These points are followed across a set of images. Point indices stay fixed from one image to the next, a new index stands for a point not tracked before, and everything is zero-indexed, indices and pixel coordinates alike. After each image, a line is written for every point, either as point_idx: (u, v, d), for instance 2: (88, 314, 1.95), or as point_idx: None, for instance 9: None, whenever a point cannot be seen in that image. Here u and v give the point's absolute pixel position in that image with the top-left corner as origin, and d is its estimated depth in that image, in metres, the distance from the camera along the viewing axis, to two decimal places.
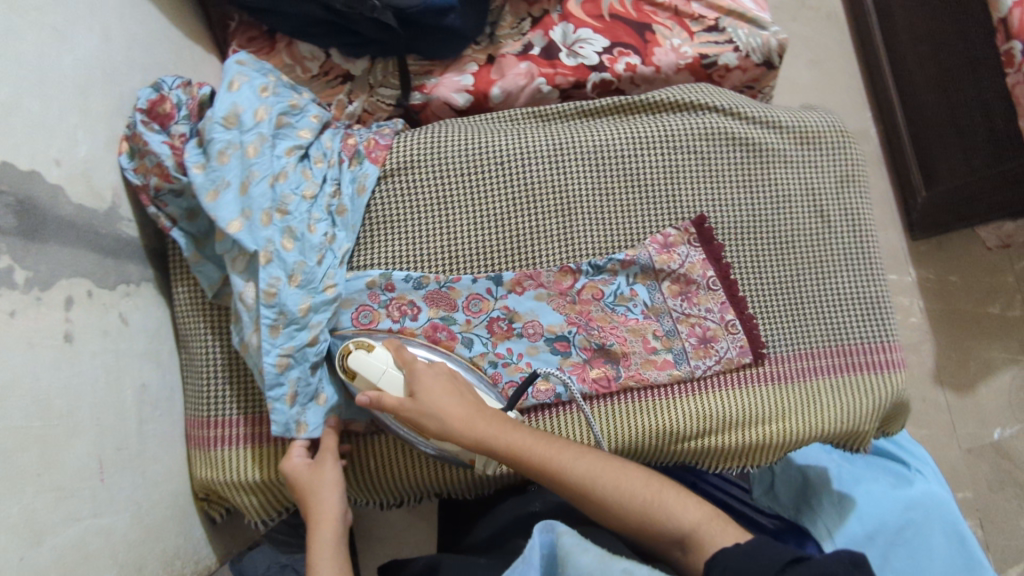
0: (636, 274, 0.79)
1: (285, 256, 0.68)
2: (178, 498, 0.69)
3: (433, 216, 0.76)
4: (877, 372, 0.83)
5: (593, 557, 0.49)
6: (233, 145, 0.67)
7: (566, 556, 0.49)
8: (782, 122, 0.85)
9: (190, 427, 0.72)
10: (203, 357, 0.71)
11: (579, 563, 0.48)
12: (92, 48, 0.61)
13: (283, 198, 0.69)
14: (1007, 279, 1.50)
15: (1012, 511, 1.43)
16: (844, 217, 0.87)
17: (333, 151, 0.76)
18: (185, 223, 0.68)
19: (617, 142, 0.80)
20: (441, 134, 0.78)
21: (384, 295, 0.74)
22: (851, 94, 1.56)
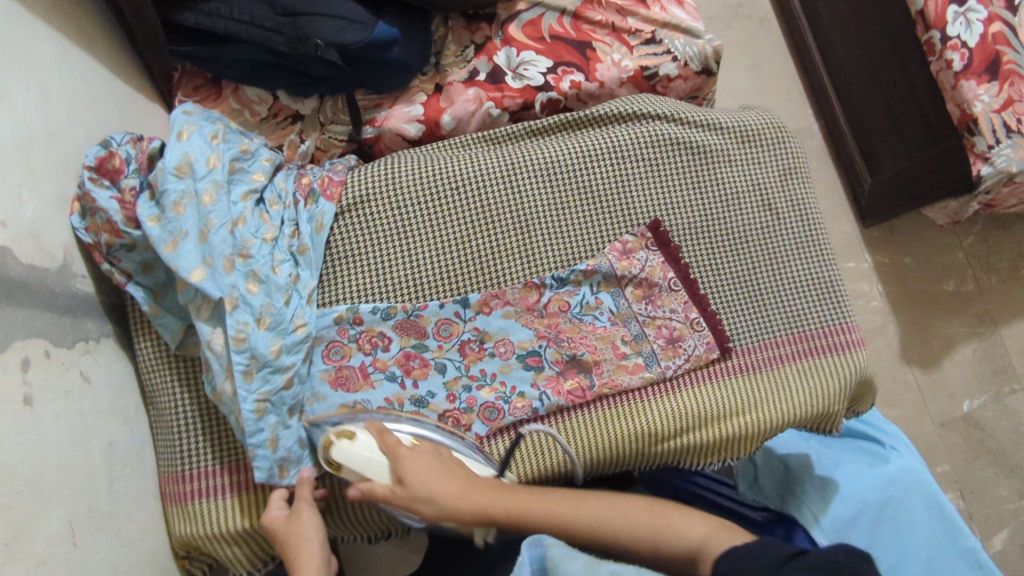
0: (599, 283, 0.81)
1: (251, 300, 0.67)
2: (155, 558, 0.67)
3: (393, 244, 0.77)
4: (840, 354, 0.86)
5: (581, 565, 0.53)
6: (188, 194, 0.66)
7: (556, 565, 0.54)
8: (723, 123, 0.88)
9: (164, 482, 0.70)
10: (171, 410, 0.70)
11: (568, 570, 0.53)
12: (33, 108, 0.61)
13: (244, 241, 0.68)
14: (956, 256, 1.56)
15: (989, 479, 1.47)
16: (792, 208, 0.90)
17: (287, 192, 0.76)
18: (140, 277, 0.68)
19: (567, 157, 0.82)
20: (394, 164, 0.79)
21: (353, 329, 0.74)
22: (790, 93, 1.62)
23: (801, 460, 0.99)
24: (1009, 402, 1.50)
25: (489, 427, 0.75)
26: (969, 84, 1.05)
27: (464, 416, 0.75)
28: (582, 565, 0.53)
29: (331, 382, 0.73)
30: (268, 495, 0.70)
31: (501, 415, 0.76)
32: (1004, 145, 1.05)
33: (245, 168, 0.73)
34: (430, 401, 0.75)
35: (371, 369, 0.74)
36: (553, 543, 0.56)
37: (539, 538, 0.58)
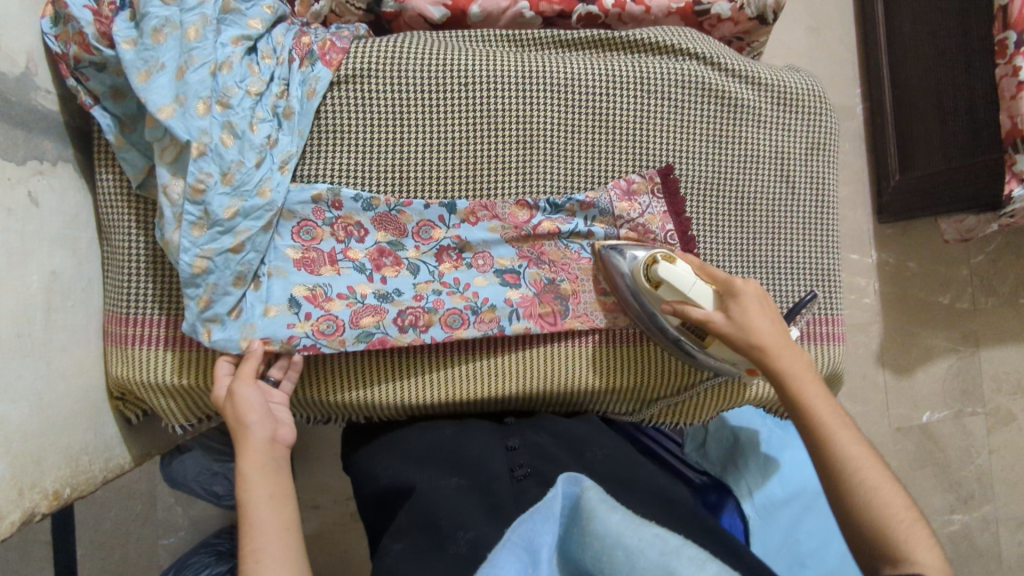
0: (594, 218, 0.77)
1: (223, 152, 0.62)
2: (89, 393, 0.68)
3: (386, 131, 0.72)
4: (817, 343, 0.84)
5: (622, 517, 0.44)
6: (172, 23, 0.61)
7: (589, 511, 0.45)
8: (764, 79, 0.82)
9: (107, 321, 0.69)
10: (125, 251, 0.67)
11: (606, 520, 0.44)
12: None
13: (225, 89, 0.63)
14: (961, 271, 1.53)
15: (926, 489, 1.50)
16: (810, 185, 0.85)
17: (283, 47, 0.70)
18: (109, 102, 0.63)
19: (589, 77, 0.76)
20: (405, 42, 0.73)
21: (329, 213, 0.70)
22: (843, 66, 1.52)
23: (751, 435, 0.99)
24: (967, 423, 1.52)
25: (447, 334, 0.71)
26: None
27: (425, 315, 0.71)
28: (622, 518, 0.44)
29: (295, 261, 0.69)
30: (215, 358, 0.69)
31: (464, 325, 0.72)
32: None
33: (240, 12, 0.66)
34: (395, 297, 0.71)
35: (340, 257, 0.71)
36: (593, 485, 0.47)
37: (578, 475, 0.49)
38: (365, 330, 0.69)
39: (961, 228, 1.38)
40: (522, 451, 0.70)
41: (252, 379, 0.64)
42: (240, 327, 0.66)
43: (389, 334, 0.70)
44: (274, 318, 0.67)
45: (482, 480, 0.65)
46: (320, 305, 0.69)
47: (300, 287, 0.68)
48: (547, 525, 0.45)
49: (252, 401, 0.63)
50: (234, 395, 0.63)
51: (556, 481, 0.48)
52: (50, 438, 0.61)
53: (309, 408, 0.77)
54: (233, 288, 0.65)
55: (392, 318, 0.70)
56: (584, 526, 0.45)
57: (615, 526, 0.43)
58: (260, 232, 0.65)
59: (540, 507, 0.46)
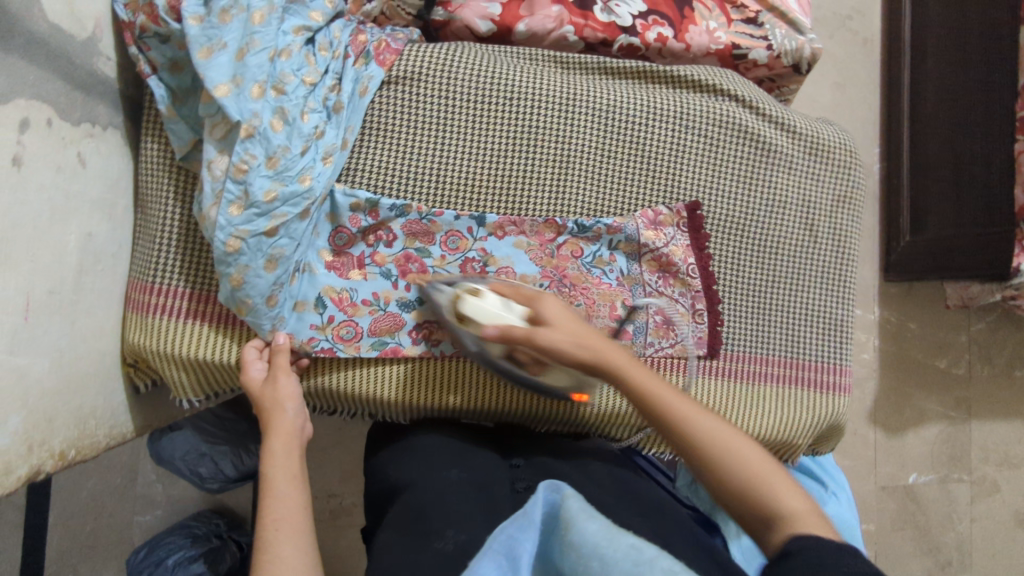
0: (620, 242, 0.78)
1: (271, 136, 0.62)
2: (102, 358, 0.68)
3: (429, 135, 0.73)
4: (822, 391, 0.84)
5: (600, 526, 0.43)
6: (239, 6, 0.62)
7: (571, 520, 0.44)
8: (797, 128, 0.84)
9: (132, 288, 0.69)
10: (159, 220, 0.68)
11: (584, 528, 0.43)
12: None
13: (282, 76, 0.64)
14: (961, 338, 1.55)
15: (906, 551, 1.51)
16: (831, 237, 0.86)
17: (340, 42, 0.71)
18: (166, 74, 0.64)
19: (631, 106, 0.78)
20: (457, 52, 0.75)
21: (364, 220, 0.71)
22: (866, 124, 1.55)
23: None
24: (953, 489, 1.53)
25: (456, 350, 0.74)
26: None
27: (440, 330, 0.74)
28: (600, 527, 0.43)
29: (327, 262, 0.71)
30: (246, 339, 0.70)
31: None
32: None
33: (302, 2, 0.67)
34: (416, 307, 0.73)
35: (368, 262, 0.72)
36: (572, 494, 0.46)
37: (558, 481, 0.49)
38: (380, 339, 0.72)
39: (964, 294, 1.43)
40: (525, 467, 0.72)
41: (287, 371, 0.68)
42: (269, 318, 0.67)
43: (402, 345, 0.72)
44: (302, 314, 0.69)
45: (484, 481, 0.67)
46: (345, 310, 0.71)
47: (329, 289, 0.70)
48: (525, 533, 0.44)
49: (293, 390, 0.67)
50: (276, 383, 0.67)
51: (537, 489, 0.47)
52: (63, 397, 0.61)
53: (321, 403, 0.77)
54: (266, 277, 0.64)
55: (407, 330, 0.72)
56: (564, 535, 0.44)
57: (590, 535, 0.42)
58: (296, 219, 0.65)
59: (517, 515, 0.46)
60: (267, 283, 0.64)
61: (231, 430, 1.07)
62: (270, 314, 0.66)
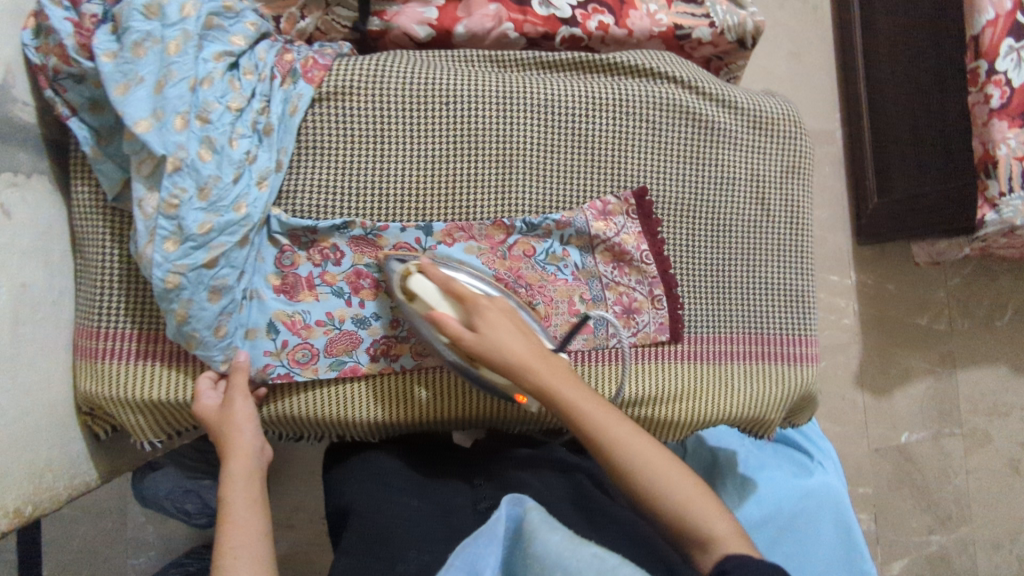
0: (570, 237, 0.78)
1: (200, 167, 0.62)
2: (55, 409, 0.66)
3: (367, 148, 0.72)
4: (791, 363, 0.84)
5: (562, 536, 0.45)
6: (153, 38, 0.61)
7: (532, 532, 0.47)
8: (739, 104, 0.83)
9: (78, 335, 0.68)
10: (98, 264, 0.67)
11: (547, 540, 0.45)
12: None
13: (205, 104, 0.63)
14: (938, 293, 1.56)
15: (905, 509, 1.52)
16: (784, 209, 0.86)
17: (265, 64, 0.70)
18: (87, 114, 0.64)
19: (569, 99, 0.77)
20: (386, 61, 0.74)
21: (305, 238, 0.71)
22: (823, 91, 1.56)
23: (728, 458, 1.11)
24: (945, 443, 1.54)
25: (417, 362, 0.73)
26: (1000, 125, 1.04)
27: (397, 344, 0.73)
28: (561, 537, 0.45)
29: (276, 287, 0.70)
30: (197, 372, 0.69)
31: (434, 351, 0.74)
32: (1014, 196, 1.05)
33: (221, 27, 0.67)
34: (372, 322, 0.72)
35: (318, 282, 0.71)
36: (534, 505, 0.49)
37: (520, 496, 0.52)
38: (338, 358, 0.72)
39: (932, 251, 1.45)
40: (485, 485, 0.71)
41: (245, 392, 0.67)
42: (219, 347, 0.66)
43: (361, 362, 0.72)
44: (256, 342, 0.69)
45: (441, 509, 0.67)
46: (298, 332, 0.70)
47: (280, 313, 0.70)
48: (489, 547, 0.48)
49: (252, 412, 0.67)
50: (232, 405, 0.66)
51: (500, 502, 0.51)
52: (13, 453, 0.59)
53: (286, 428, 0.76)
54: (209, 308, 0.64)
55: (364, 347, 0.72)
56: (527, 547, 0.47)
57: (553, 546, 0.44)
58: (235, 247, 0.64)
59: (482, 531, 0.49)
60: (212, 313, 0.64)
61: (211, 464, 1.05)
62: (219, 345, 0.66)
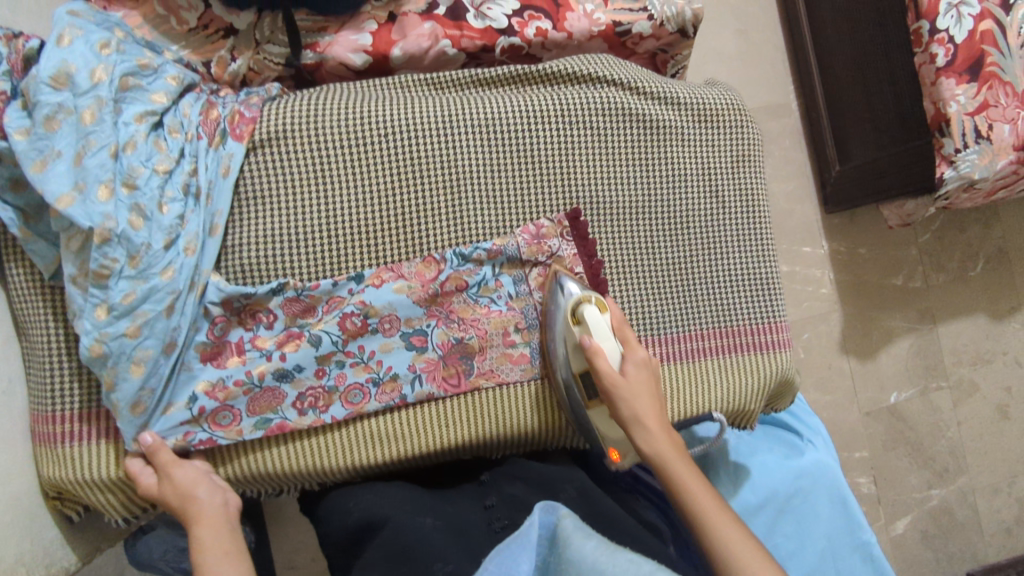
0: (502, 265, 0.76)
1: (132, 236, 0.61)
2: (20, 499, 0.64)
3: (308, 191, 0.71)
4: (764, 352, 0.84)
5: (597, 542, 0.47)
6: (64, 109, 0.59)
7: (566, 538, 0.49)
8: (682, 99, 0.83)
9: (35, 422, 0.66)
10: (44, 345, 0.65)
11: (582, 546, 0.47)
12: None
13: (130, 169, 0.62)
14: (911, 252, 1.57)
15: (903, 468, 1.52)
16: (739, 199, 0.86)
17: (191, 121, 0.68)
18: (10, 195, 0.61)
19: (509, 115, 0.76)
20: (319, 101, 0.73)
21: (237, 304, 0.68)
22: (775, 66, 1.56)
23: (719, 446, 1.08)
24: (934, 398, 1.55)
25: (348, 411, 0.71)
26: (948, 83, 1.04)
27: (326, 395, 0.71)
28: (595, 546, 0.47)
29: (204, 355, 0.67)
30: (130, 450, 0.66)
31: (366, 399, 0.71)
32: (970, 151, 1.06)
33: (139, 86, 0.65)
34: (296, 375, 0.69)
35: (248, 347, 0.69)
36: (568, 513, 0.51)
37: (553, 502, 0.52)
38: (262, 416, 0.69)
39: (903, 213, 1.42)
40: (500, 507, 0.69)
41: (178, 462, 0.66)
42: (135, 423, 0.65)
43: (289, 417, 0.69)
44: (171, 415, 0.66)
45: (458, 525, 0.64)
46: (216, 397, 0.67)
47: (202, 383, 0.67)
48: (523, 553, 0.49)
49: (193, 477, 0.65)
50: (171, 478, 0.64)
51: (533, 510, 0.51)
52: None
53: (252, 486, 0.74)
54: (132, 384, 0.63)
55: (291, 402, 0.69)
56: (561, 554, 0.48)
57: (590, 551, 0.46)
58: (162, 315, 0.62)
59: (515, 538, 0.50)
60: (135, 387, 0.63)
61: None
62: (134, 422, 0.64)
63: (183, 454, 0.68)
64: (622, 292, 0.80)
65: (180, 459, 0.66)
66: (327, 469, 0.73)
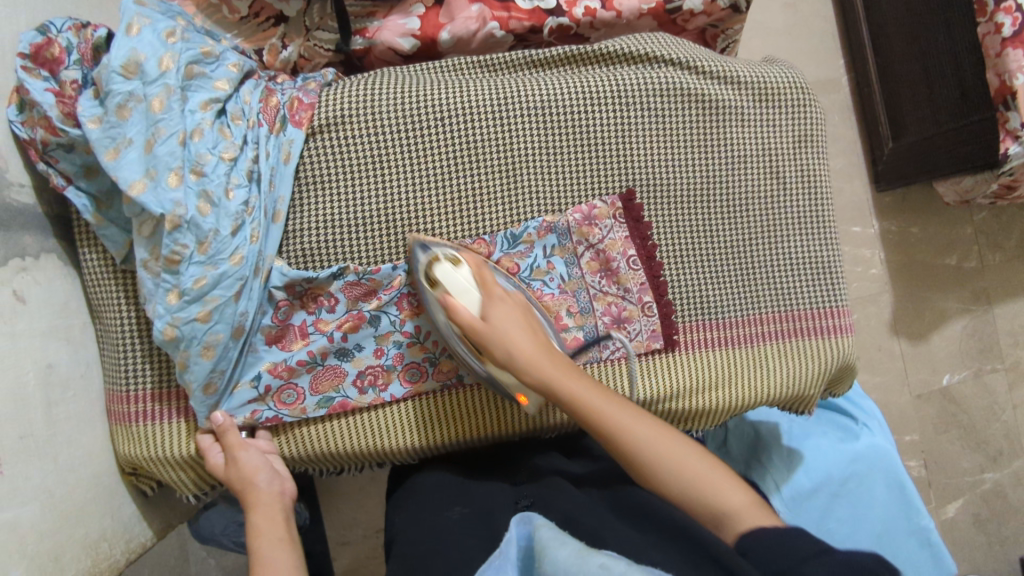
0: (553, 246, 0.76)
1: (200, 222, 0.62)
2: (100, 479, 0.67)
3: (365, 177, 0.72)
4: (824, 337, 0.82)
5: (569, 551, 0.46)
6: (135, 97, 0.61)
7: (543, 550, 0.47)
8: (743, 76, 0.79)
9: (110, 401, 0.69)
10: (118, 331, 0.67)
11: (557, 557, 0.46)
12: None
13: (198, 157, 0.63)
14: (966, 230, 1.51)
15: (955, 451, 1.49)
16: (799, 178, 0.83)
17: (252, 109, 0.69)
18: (83, 182, 0.64)
19: (564, 96, 0.75)
20: (377, 86, 0.73)
21: (300, 288, 0.69)
22: (824, 39, 1.51)
23: (771, 430, 1.07)
24: (988, 380, 1.50)
25: (406, 390, 0.72)
26: (1015, 54, 0.99)
27: (385, 373, 0.72)
28: (570, 552, 0.46)
29: (269, 338, 0.70)
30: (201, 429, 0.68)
31: (423, 377, 0.73)
32: None
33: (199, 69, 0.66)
34: (355, 354, 0.71)
35: (311, 329, 0.71)
36: (543, 522, 0.51)
37: (530, 514, 0.53)
38: (326, 395, 0.71)
39: (960, 191, 1.39)
40: (526, 485, 0.70)
41: (243, 445, 0.67)
42: (207, 403, 0.67)
43: (350, 396, 0.71)
44: (239, 394, 0.68)
45: (487, 506, 0.66)
46: (280, 376, 0.69)
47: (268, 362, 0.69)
48: (505, 568, 0.48)
49: (256, 462, 0.67)
50: (237, 462, 0.66)
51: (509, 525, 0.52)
52: (67, 532, 0.60)
53: (311, 467, 0.77)
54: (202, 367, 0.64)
55: (351, 380, 0.71)
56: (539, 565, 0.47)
57: (562, 562, 0.45)
58: (231, 301, 0.64)
59: (496, 556, 0.49)
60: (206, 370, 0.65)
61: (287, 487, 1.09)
62: (205, 400, 0.66)
63: (250, 432, 0.70)
64: (679, 275, 0.79)
65: (245, 441, 0.68)
66: (385, 450, 0.74)
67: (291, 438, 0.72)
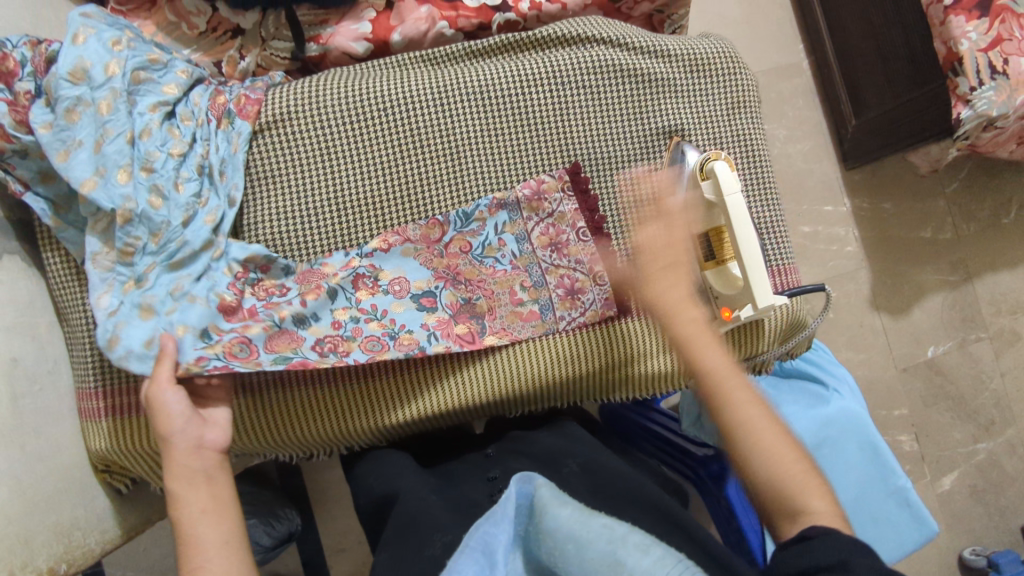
0: (504, 223, 0.78)
1: (152, 215, 0.65)
2: (71, 472, 0.69)
3: (313, 167, 0.75)
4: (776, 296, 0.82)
5: (572, 510, 0.47)
6: (84, 102, 0.64)
7: (543, 507, 0.48)
8: (673, 50, 0.83)
9: (79, 398, 0.71)
10: (84, 328, 0.70)
11: (557, 514, 0.46)
12: None
13: (147, 155, 0.66)
14: (938, 203, 1.54)
15: (945, 424, 1.49)
16: (738, 144, 0.85)
17: (201, 109, 0.73)
18: (40, 187, 0.67)
19: (499, 79, 0.78)
20: (321, 83, 0.76)
21: (254, 274, 0.72)
22: (782, 25, 1.55)
23: None
24: (973, 350, 1.52)
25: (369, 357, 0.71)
26: (958, 20, 1.03)
27: (346, 342, 0.71)
28: (572, 511, 0.46)
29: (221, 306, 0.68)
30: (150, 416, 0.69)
31: (385, 348, 0.72)
32: (986, 88, 1.03)
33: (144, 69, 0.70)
34: (312, 323, 0.71)
35: (261, 311, 0.69)
36: (543, 482, 0.50)
37: (529, 475, 0.52)
38: (281, 355, 0.69)
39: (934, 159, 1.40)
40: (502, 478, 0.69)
41: (166, 384, 0.62)
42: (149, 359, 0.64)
43: (310, 356, 0.69)
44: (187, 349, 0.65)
45: (463, 504, 0.66)
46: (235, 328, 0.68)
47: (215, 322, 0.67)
48: (501, 526, 0.48)
49: (170, 404, 0.61)
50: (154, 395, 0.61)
51: (509, 483, 0.50)
52: (38, 519, 0.63)
53: (278, 449, 0.79)
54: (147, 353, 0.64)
55: (309, 344, 0.70)
56: (539, 523, 0.48)
57: (564, 520, 0.46)
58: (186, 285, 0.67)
59: (493, 512, 0.49)
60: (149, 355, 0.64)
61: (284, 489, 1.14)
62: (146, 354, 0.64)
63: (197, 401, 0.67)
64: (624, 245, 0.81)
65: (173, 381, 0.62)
66: (349, 426, 0.76)
67: (243, 412, 0.73)
